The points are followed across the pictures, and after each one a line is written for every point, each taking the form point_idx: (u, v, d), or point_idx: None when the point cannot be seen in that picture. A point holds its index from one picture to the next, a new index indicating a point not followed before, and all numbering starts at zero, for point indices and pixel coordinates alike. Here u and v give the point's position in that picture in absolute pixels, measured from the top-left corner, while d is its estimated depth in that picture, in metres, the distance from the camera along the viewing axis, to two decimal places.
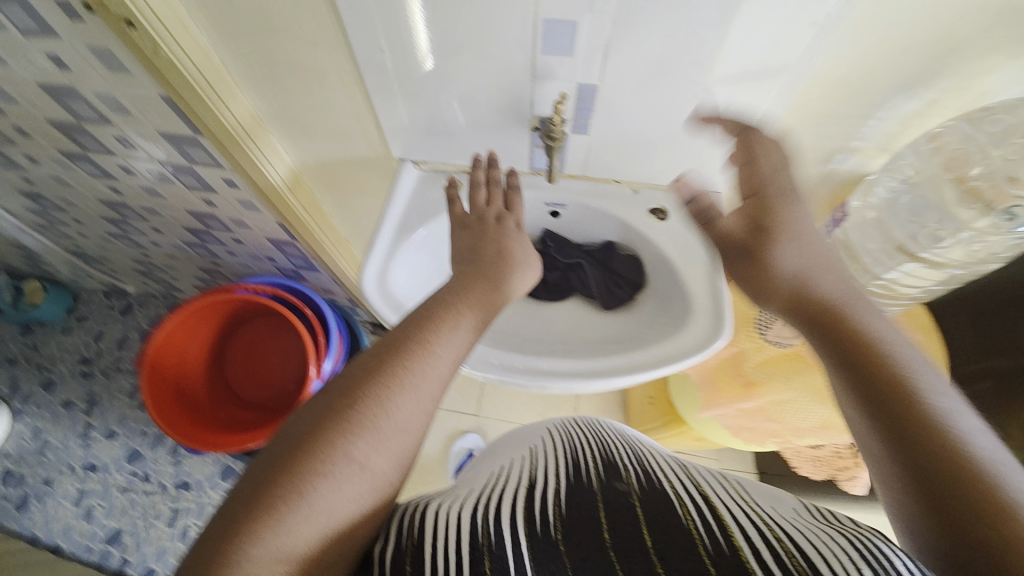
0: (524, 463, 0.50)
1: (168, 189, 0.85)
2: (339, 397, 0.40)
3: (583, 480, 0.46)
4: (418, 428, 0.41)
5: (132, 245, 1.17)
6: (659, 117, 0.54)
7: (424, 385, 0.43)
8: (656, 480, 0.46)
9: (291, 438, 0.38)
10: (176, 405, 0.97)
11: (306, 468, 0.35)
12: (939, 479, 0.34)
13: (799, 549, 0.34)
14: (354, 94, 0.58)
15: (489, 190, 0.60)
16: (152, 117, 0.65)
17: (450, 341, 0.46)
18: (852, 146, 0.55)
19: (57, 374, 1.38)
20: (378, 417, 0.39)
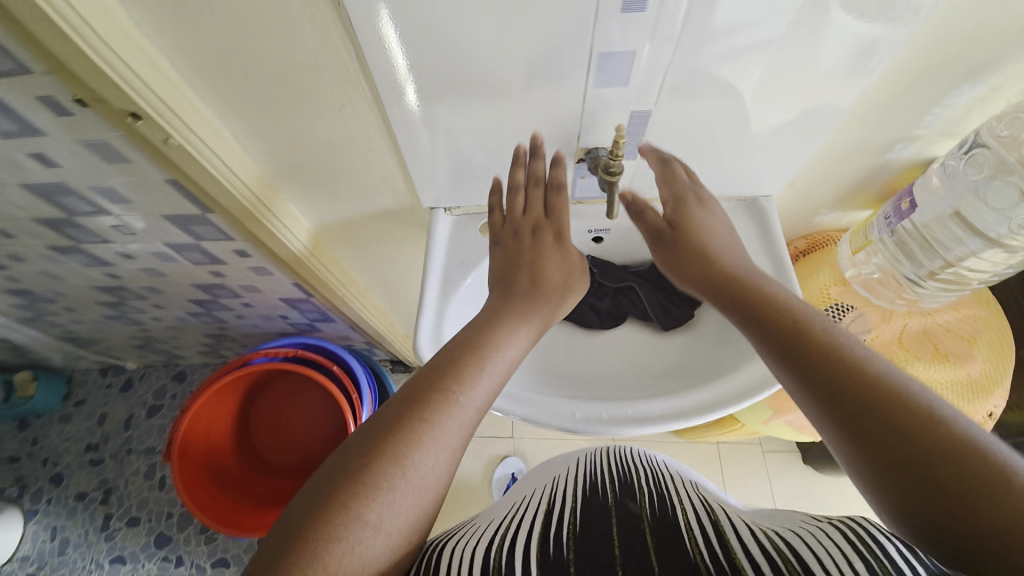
0: (547, 490, 0.51)
1: (171, 267, 0.79)
2: (358, 454, 0.37)
3: (595, 499, 0.47)
4: (437, 487, 0.38)
5: (130, 323, 1.09)
6: (713, 132, 0.52)
7: (445, 438, 0.39)
8: (671, 505, 0.46)
9: (310, 498, 0.35)
10: (211, 489, 0.90)
11: (320, 535, 0.32)
12: (918, 452, 0.31)
13: (795, 556, 0.34)
14: (382, 152, 0.54)
15: (523, 197, 0.53)
16: (153, 200, 0.60)
17: (480, 379, 0.43)
18: (914, 135, 0.53)
19: (65, 465, 1.28)
20: (396, 478, 0.36)
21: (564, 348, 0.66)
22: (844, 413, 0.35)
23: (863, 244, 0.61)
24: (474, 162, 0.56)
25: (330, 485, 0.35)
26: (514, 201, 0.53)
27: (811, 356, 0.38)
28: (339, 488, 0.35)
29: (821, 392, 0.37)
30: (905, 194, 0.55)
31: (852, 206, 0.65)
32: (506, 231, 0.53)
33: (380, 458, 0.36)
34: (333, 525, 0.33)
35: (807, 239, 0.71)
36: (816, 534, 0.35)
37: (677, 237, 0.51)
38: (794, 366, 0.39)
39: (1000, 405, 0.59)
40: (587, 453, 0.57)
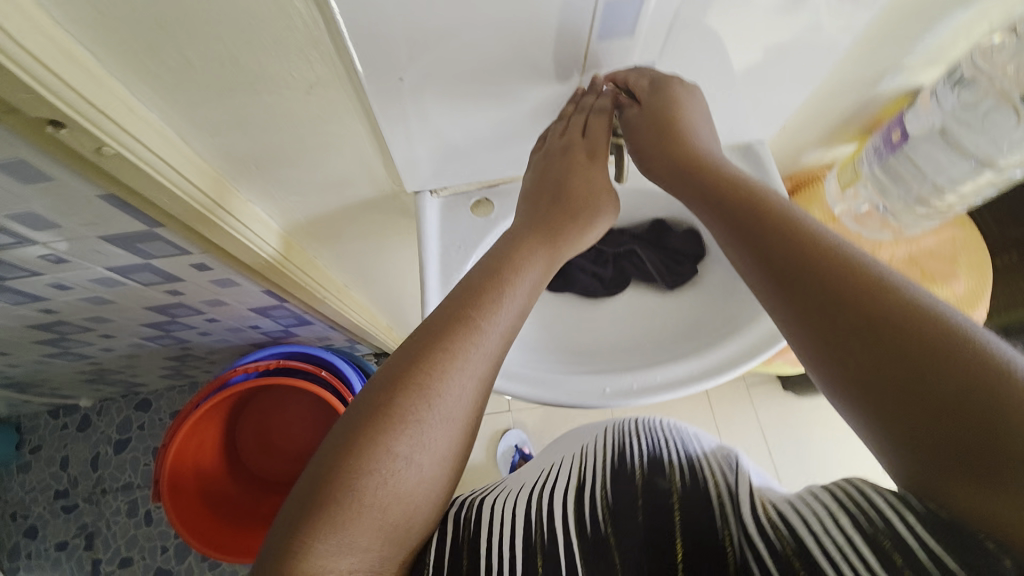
0: (570, 460, 0.49)
1: (119, 292, 0.70)
2: (384, 385, 0.35)
3: (622, 469, 0.46)
4: (464, 418, 0.37)
5: (78, 358, 0.98)
6: (716, 78, 0.51)
7: (470, 368, 0.37)
8: (701, 472, 0.43)
9: (343, 428, 0.33)
10: (212, 520, 0.84)
11: (352, 463, 0.31)
12: (899, 359, 0.28)
13: (791, 532, 0.33)
14: (359, 136, 0.48)
15: (566, 123, 0.50)
16: (89, 219, 0.52)
17: (505, 307, 0.41)
18: (904, 64, 0.53)
19: (36, 517, 1.18)
20: (425, 406, 0.34)
21: (573, 321, 0.64)
22: (835, 318, 0.31)
23: (853, 179, 0.62)
24: (463, 135, 0.51)
25: (355, 419, 0.34)
26: (558, 125, 0.50)
27: (799, 253, 0.34)
28: (362, 422, 0.33)
29: (810, 288, 0.33)
30: (896, 124, 0.56)
31: (835, 142, 0.65)
32: (539, 155, 0.51)
33: (402, 391, 0.34)
34: (353, 457, 0.31)
35: (794, 180, 0.72)
36: (817, 506, 0.34)
37: (643, 129, 0.46)
38: (778, 267, 0.35)
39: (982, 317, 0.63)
40: (613, 423, 0.53)
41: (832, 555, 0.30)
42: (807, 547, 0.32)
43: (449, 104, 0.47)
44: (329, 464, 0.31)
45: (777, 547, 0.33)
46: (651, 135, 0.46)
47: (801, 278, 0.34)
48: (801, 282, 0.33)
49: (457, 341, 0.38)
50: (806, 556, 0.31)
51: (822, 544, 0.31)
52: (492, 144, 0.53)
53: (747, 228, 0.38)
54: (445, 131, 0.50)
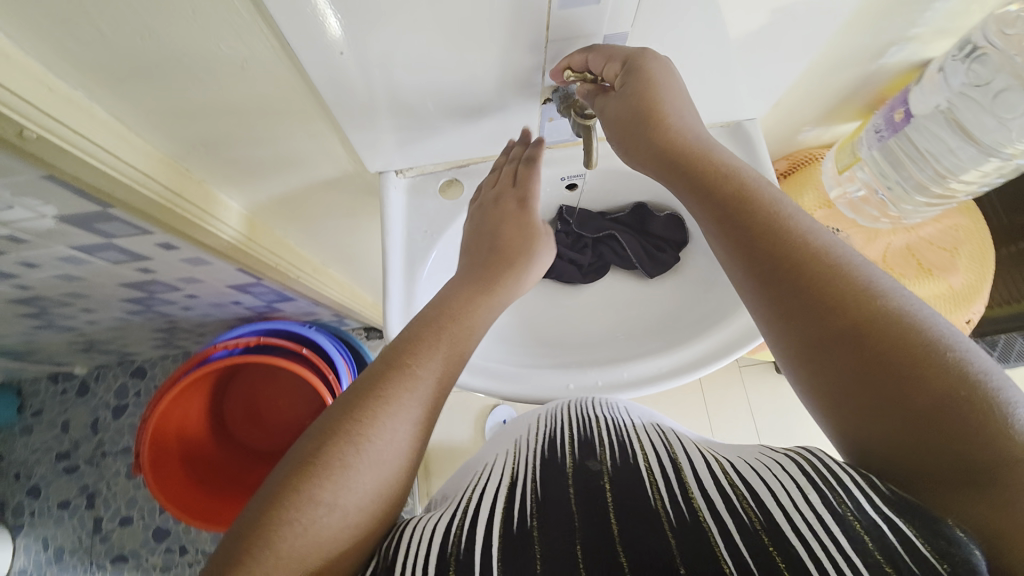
0: (504, 456, 0.45)
1: (89, 269, 0.68)
2: (311, 439, 0.36)
3: (555, 460, 0.41)
4: (399, 459, 0.37)
5: (63, 330, 0.97)
6: (701, 51, 0.46)
7: (402, 410, 0.38)
8: (632, 450, 0.41)
9: (268, 486, 0.34)
10: (198, 489, 0.84)
11: (274, 517, 0.32)
12: (891, 390, 0.29)
13: (760, 508, 0.32)
14: (307, 112, 0.45)
15: (498, 173, 0.52)
16: (37, 198, 0.49)
17: (438, 352, 0.42)
18: (909, 35, 0.48)
19: (39, 477, 1.17)
20: (348, 456, 0.34)
21: (548, 309, 0.62)
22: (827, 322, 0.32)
23: (851, 163, 0.58)
24: (427, 112, 0.48)
25: (292, 467, 0.34)
26: (491, 178, 0.53)
27: (796, 254, 0.34)
28: (298, 470, 0.34)
29: (803, 294, 0.34)
30: (898, 103, 0.51)
31: (834, 120, 0.61)
32: (475, 205, 0.53)
33: (338, 440, 0.35)
34: (290, 503, 0.32)
35: (788, 159, 0.67)
36: (783, 475, 0.33)
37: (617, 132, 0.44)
38: (769, 266, 0.35)
39: (980, 312, 0.59)
40: (546, 408, 0.50)
41: (806, 537, 0.29)
42: (777, 525, 0.30)
43: (408, 79, 0.44)
44: (263, 512, 0.32)
45: (745, 520, 0.31)
46: (623, 123, 0.43)
47: (794, 277, 0.34)
48: (800, 281, 0.34)
49: (399, 385, 0.39)
50: (774, 532, 0.30)
51: (793, 522, 0.30)
52: (457, 122, 0.50)
53: (739, 223, 0.37)
54: (405, 108, 0.47)
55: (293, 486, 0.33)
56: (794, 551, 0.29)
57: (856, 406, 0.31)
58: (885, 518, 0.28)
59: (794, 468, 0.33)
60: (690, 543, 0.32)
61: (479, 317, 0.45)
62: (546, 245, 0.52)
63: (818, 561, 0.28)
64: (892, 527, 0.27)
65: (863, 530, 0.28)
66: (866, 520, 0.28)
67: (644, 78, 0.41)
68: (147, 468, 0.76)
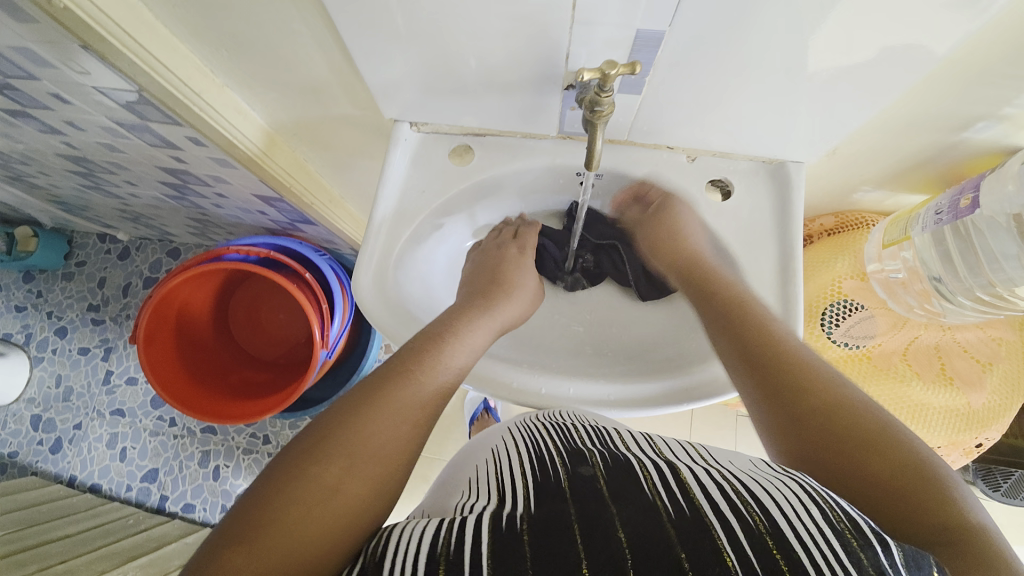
0: (490, 475, 0.42)
1: (128, 145, 0.72)
2: (319, 428, 0.38)
3: (549, 476, 0.39)
4: (403, 449, 0.39)
5: (110, 196, 1.03)
6: (751, 76, 0.42)
7: (406, 409, 0.40)
8: (623, 456, 0.40)
9: (276, 472, 0.36)
10: (193, 385, 0.87)
11: (286, 496, 0.34)
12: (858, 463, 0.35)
13: (765, 511, 0.32)
14: (324, 39, 0.45)
15: (499, 235, 0.60)
16: (80, 69, 0.51)
17: (444, 361, 0.44)
18: (1002, 114, 0.42)
19: (68, 320, 1.29)
20: (355, 442, 0.37)
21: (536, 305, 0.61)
22: (783, 392, 0.41)
23: (900, 239, 0.52)
24: (452, 74, 0.46)
25: (297, 452, 0.37)
26: (496, 236, 0.60)
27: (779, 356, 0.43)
28: (304, 453, 0.36)
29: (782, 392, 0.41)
30: (969, 187, 0.45)
31: (902, 187, 0.54)
32: (477, 254, 0.59)
33: (343, 427, 0.38)
34: (298, 485, 0.34)
35: (836, 217, 0.61)
36: (785, 490, 0.33)
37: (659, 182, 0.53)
38: (756, 363, 0.43)
39: (993, 437, 0.57)
40: (519, 422, 0.50)
41: (807, 541, 0.29)
42: (780, 531, 0.30)
43: (437, 35, 0.41)
44: (271, 493, 0.34)
45: (750, 524, 0.31)
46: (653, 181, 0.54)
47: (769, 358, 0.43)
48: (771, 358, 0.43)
49: (410, 380, 0.42)
50: (779, 537, 0.30)
51: (795, 530, 0.30)
52: (480, 90, 0.47)
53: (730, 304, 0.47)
54: (429, 64, 0.45)
55: (298, 469, 0.35)
56: (793, 552, 0.29)
57: (819, 463, 0.37)
58: (879, 542, 0.29)
59: (796, 487, 0.34)
60: (690, 534, 0.31)
61: (478, 333, 0.48)
62: (532, 299, 0.57)
63: (818, 567, 0.28)
64: (884, 553, 0.28)
65: (859, 546, 0.29)
66: (860, 538, 0.29)
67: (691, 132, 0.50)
68: (141, 337, 0.79)
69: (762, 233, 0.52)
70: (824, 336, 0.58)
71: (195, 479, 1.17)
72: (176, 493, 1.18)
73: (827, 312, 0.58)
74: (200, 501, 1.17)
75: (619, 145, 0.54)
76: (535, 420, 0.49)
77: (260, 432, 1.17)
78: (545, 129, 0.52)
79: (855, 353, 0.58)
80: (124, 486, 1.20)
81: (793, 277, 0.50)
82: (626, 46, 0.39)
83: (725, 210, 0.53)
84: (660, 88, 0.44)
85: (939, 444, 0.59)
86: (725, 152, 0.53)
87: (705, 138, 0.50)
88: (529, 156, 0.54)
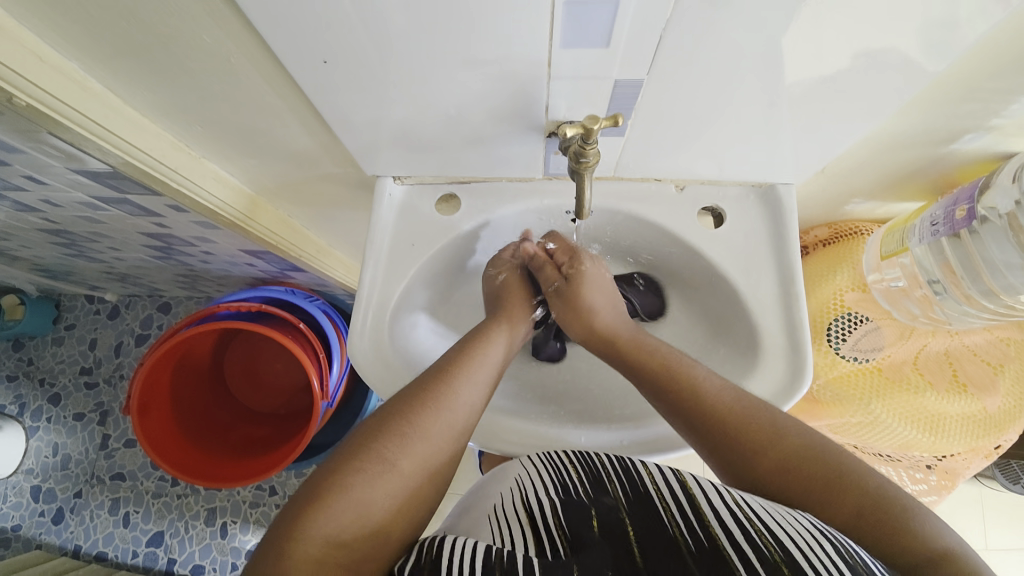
0: (511, 493, 0.42)
1: (108, 215, 0.71)
2: (386, 413, 0.41)
3: (570, 497, 0.40)
4: (449, 444, 0.41)
5: (94, 261, 1.01)
6: (731, 109, 0.41)
7: (460, 403, 0.43)
8: (645, 486, 0.40)
9: (348, 443, 0.39)
10: (194, 449, 0.85)
11: (353, 468, 0.37)
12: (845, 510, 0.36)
13: (776, 539, 0.33)
14: (298, 106, 0.44)
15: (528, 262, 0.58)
16: (52, 153, 0.50)
17: (485, 366, 0.47)
18: (991, 125, 0.43)
19: (61, 386, 1.26)
20: (416, 426, 0.40)
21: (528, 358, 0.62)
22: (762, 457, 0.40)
23: (897, 251, 0.52)
24: (434, 131, 0.45)
25: (352, 448, 0.38)
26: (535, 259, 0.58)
27: (731, 424, 0.42)
28: (348, 462, 0.37)
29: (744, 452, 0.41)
30: (964, 198, 0.45)
31: (893, 196, 0.55)
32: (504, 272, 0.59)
33: (393, 438, 0.39)
34: (363, 461, 0.37)
35: (830, 228, 0.61)
36: (798, 525, 0.33)
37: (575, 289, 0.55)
38: (703, 430, 0.43)
39: (1012, 439, 0.56)
40: (528, 462, 0.45)
41: (820, 572, 0.30)
42: (794, 560, 0.31)
43: (416, 99, 0.41)
44: (340, 465, 0.37)
45: (765, 553, 0.32)
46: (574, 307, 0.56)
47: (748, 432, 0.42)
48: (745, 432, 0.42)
49: (456, 382, 0.44)
50: (795, 569, 0.30)
51: (807, 557, 0.31)
52: (463, 143, 0.47)
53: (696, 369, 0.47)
54: (410, 127, 0.44)
55: (342, 475, 0.36)
56: (800, 574, 0.30)
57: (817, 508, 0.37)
58: (885, 573, 0.30)
59: (806, 520, 0.34)
60: (709, 569, 0.32)
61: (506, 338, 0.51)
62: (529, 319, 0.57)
63: None
64: None
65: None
66: (871, 575, 0.30)
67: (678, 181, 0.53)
68: (136, 402, 0.77)
69: (761, 258, 0.51)
70: (832, 352, 0.58)
71: (203, 538, 1.14)
72: (184, 555, 1.14)
73: (833, 327, 0.58)
74: (210, 561, 1.13)
75: (608, 180, 0.54)
76: (558, 459, 0.44)
77: (265, 483, 1.14)
78: (530, 172, 0.52)
79: (865, 366, 0.58)
80: (129, 552, 1.16)
81: (795, 300, 0.49)
82: (605, 96, 0.39)
83: (720, 237, 0.52)
84: (644, 128, 0.44)
85: (960, 451, 0.58)
86: (711, 179, 0.53)
87: (692, 167, 0.50)
88: (515, 200, 0.54)
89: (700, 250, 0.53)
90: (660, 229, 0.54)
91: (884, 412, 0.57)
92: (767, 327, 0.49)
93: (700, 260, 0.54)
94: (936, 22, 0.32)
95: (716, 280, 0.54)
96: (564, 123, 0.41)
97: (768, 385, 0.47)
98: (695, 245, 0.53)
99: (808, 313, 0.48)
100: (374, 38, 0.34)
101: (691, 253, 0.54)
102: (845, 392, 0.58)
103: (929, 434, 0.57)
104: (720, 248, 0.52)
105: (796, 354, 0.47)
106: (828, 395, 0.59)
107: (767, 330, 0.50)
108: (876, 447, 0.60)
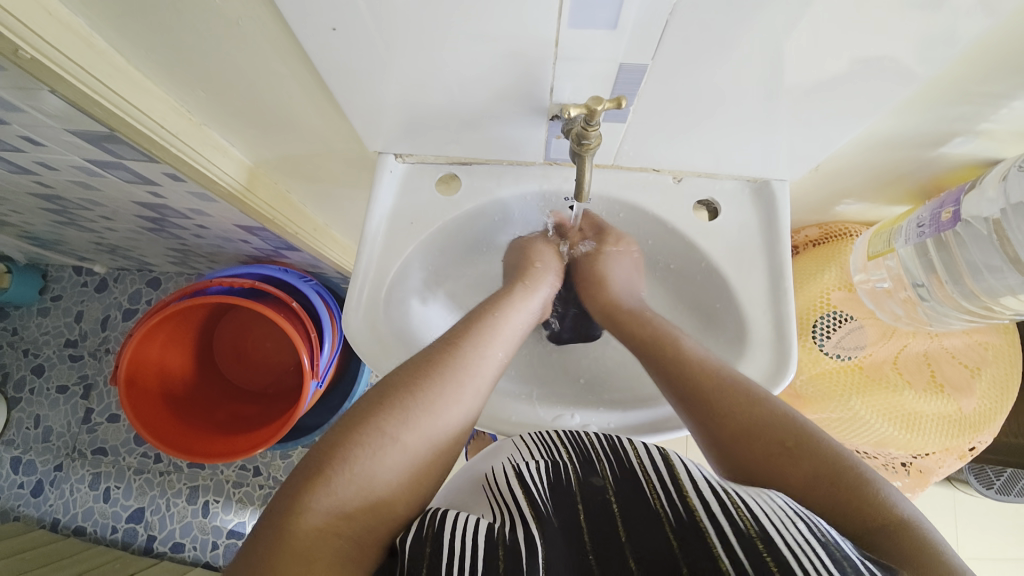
0: (504, 465, 0.43)
1: (103, 182, 0.70)
2: (400, 386, 0.41)
3: (559, 478, 0.40)
4: (459, 421, 0.42)
5: (84, 231, 1.00)
6: (731, 102, 0.42)
7: (469, 382, 0.44)
8: (630, 462, 0.40)
9: (357, 414, 0.39)
10: (179, 422, 0.84)
11: (364, 439, 0.37)
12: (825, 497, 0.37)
13: (756, 518, 0.33)
14: (304, 77, 0.44)
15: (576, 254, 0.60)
16: (50, 113, 0.49)
17: (495, 349, 0.47)
18: (979, 130, 0.44)
19: (45, 358, 1.24)
20: (430, 402, 0.41)
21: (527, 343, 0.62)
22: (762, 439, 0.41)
23: (884, 252, 0.53)
24: (439, 109, 0.45)
25: (363, 417, 0.39)
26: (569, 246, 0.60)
27: (738, 405, 0.43)
28: (363, 431, 0.38)
29: (737, 437, 0.42)
30: (950, 201, 0.46)
31: (882, 199, 0.56)
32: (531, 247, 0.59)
33: (394, 416, 0.39)
34: (374, 432, 0.38)
35: (820, 229, 0.62)
36: (774, 506, 0.34)
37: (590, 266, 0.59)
38: (701, 407, 0.45)
39: (986, 441, 0.57)
40: (523, 443, 0.45)
41: (795, 550, 0.31)
42: (771, 537, 0.32)
43: (424, 74, 0.41)
44: (352, 433, 0.38)
45: (742, 529, 0.33)
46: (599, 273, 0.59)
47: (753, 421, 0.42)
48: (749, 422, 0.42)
49: (460, 361, 0.44)
50: (770, 545, 0.31)
51: (786, 540, 0.31)
52: (466, 122, 0.47)
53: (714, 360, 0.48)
54: (414, 104, 0.45)
55: (352, 445, 0.37)
56: (785, 562, 0.30)
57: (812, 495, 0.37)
58: (866, 565, 0.30)
59: (783, 501, 0.35)
60: (690, 544, 0.33)
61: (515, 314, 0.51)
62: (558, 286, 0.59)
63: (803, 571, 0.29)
64: (864, 564, 0.30)
65: (849, 563, 0.30)
66: (845, 555, 0.31)
67: (678, 172, 0.54)
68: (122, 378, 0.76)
69: (754, 253, 0.53)
70: (816, 348, 0.60)
71: (184, 516, 1.13)
72: (165, 532, 1.14)
73: (818, 324, 0.60)
74: (190, 539, 1.13)
75: (606, 168, 0.55)
76: (555, 441, 0.44)
77: (250, 463, 1.14)
78: (532, 156, 0.53)
79: (847, 364, 0.60)
80: (109, 527, 1.15)
81: (784, 296, 0.50)
82: (609, 81, 0.39)
83: (714, 230, 0.53)
84: (646, 118, 0.44)
85: (934, 450, 0.59)
86: (707, 172, 0.54)
87: (690, 160, 0.51)
88: (516, 184, 0.55)
89: (699, 241, 0.53)
90: (654, 221, 0.56)
91: (864, 409, 0.59)
92: (762, 327, 0.50)
93: (696, 254, 0.54)
94: (933, 26, 0.33)
95: (709, 274, 0.54)
96: (569, 105, 0.41)
97: (756, 373, 0.49)
98: (693, 235, 0.54)
99: (794, 307, 0.49)
100: (386, 9, 0.35)
101: (686, 248, 0.55)
102: (828, 388, 0.60)
103: (906, 431, 0.59)
104: (717, 243, 0.53)
105: (784, 353, 0.49)
106: (810, 391, 0.61)
107: (755, 321, 0.51)
108: (855, 444, 0.61)
